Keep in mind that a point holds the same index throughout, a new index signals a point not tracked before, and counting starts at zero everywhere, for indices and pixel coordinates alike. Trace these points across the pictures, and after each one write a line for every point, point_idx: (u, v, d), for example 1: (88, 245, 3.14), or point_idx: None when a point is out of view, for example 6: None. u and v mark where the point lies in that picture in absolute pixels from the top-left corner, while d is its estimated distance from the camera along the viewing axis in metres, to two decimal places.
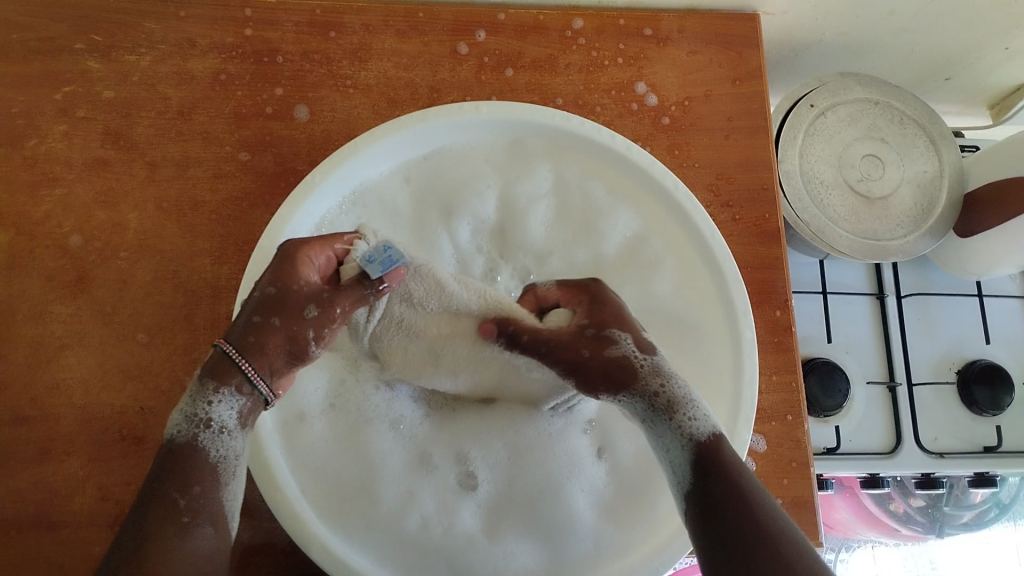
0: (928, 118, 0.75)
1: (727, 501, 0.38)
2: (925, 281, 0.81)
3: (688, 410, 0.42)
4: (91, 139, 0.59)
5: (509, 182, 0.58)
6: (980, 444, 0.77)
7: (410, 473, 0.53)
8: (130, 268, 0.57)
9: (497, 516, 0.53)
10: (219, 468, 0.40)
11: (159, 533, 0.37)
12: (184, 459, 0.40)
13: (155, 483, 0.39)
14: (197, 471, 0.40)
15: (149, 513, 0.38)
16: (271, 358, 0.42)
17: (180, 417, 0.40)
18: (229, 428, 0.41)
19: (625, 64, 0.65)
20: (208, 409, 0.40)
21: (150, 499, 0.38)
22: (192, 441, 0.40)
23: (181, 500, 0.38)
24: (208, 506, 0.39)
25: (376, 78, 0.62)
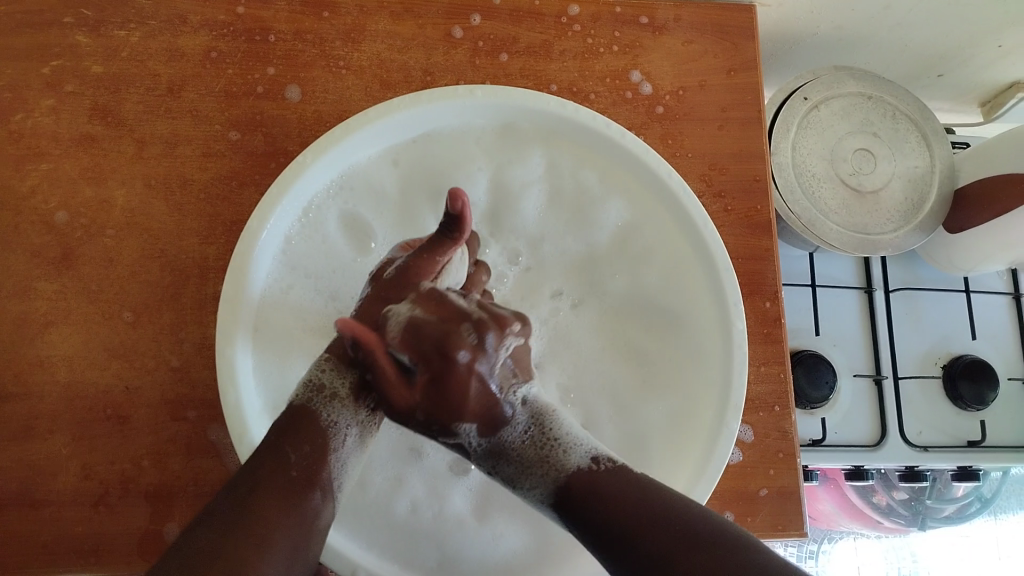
0: (921, 114, 0.75)
1: (585, 493, 0.40)
2: (913, 276, 0.82)
3: (563, 444, 0.42)
4: (79, 114, 0.59)
5: (500, 167, 0.57)
6: (963, 438, 0.78)
7: (399, 460, 0.53)
8: (116, 246, 0.57)
9: (485, 496, 0.54)
10: (330, 433, 0.43)
11: (270, 481, 0.41)
12: (301, 419, 0.43)
13: (278, 437, 0.43)
14: (309, 429, 0.43)
15: (262, 463, 0.41)
16: None
17: (300, 385, 0.45)
18: (343, 396, 0.44)
19: (620, 52, 0.64)
20: (324, 377, 0.45)
21: (269, 449, 0.42)
22: (306, 405, 0.44)
23: (291, 455, 0.42)
24: (318, 467, 0.42)
25: (369, 59, 0.61)
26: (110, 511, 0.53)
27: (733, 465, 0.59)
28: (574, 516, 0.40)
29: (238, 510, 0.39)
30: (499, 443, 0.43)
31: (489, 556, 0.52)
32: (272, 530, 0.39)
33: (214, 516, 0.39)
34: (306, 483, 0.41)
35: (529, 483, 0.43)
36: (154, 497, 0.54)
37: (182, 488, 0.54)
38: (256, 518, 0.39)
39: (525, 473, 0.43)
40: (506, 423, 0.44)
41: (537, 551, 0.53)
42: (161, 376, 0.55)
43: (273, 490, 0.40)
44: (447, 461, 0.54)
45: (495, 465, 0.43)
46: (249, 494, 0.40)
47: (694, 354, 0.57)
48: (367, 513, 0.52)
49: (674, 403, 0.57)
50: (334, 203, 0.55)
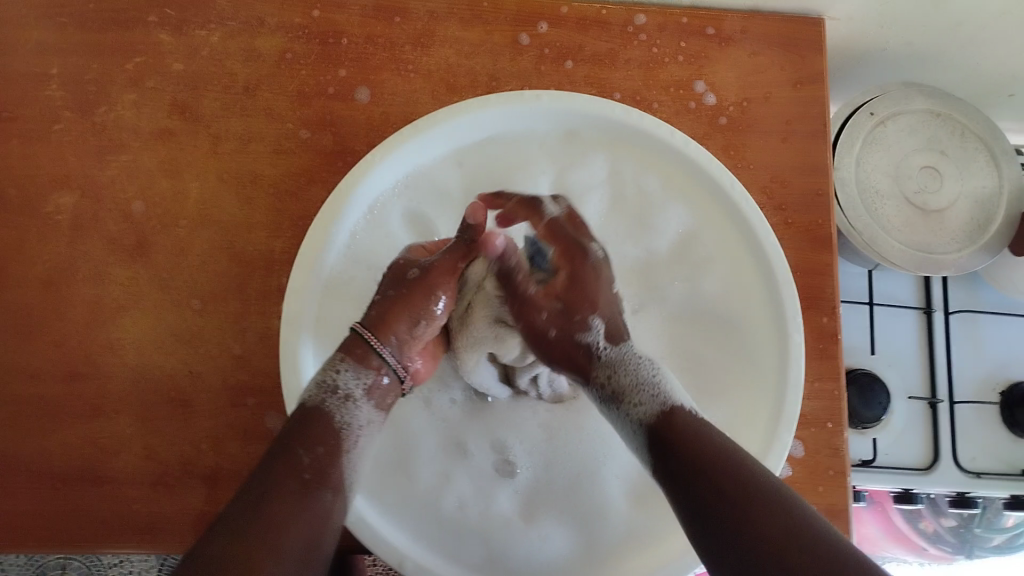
0: (991, 133, 0.73)
1: (687, 440, 0.41)
2: (975, 298, 0.80)
3: (636, 395, 0.44)
4: (159, 109, 0.61)
5: (565, 170, 0.58)
6: (1019, 467, 0.76)
7: (447, 456, 0.55)
8: (187, 237, 0.59)
9: (531, 496, 0.55)
10: (342, 434, 0.45)
11: (282, 485, 0.40)
12: (313, 419, 0.44)
13: (289, 437, 0.43)
14: (320, 428, 0.44)
15: (275, 466, 0.41)
16: (393, 326, 0.50)
17: (312, 383, 0.46)
18: (355, 397, 0.47)
19: (685, 63, 0.65)
20: (335, 377, 0.47)
21: (279, 451, 0.42)
22: (320, 404, 0.45)
23: (304, 455, 0.42)
24: (330, 468, 0.43)
25: (437, 64, 0.62)
26: (170, 492, 0.55)
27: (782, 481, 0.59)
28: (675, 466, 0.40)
29: (255, 510, 0.39)
30: (604, 387, 0.46)
31: (535, 557, 0.52)
32: (286, 526, 0.39)
33: (232, 514, 0.38)
34: (319, 484, 0.42)
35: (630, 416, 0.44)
36: (212, 481, 0.55)
37: (240, 474, 0.56)
38: (274, 515, 0.39)
39: (632, 396, 0.44)
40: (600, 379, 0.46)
41: (584, 554, 0.53)
42: (224, 364, 0.57)
43: (290, 489, 0.40)
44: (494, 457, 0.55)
45: (611, 374, 0.46)
46: (263, 492, 0.40)
47: (750, 364, 0.56)
48: (416, 505, 0.53)
49: (729, 413, 0.56)
50: (400, 201, 0.56)
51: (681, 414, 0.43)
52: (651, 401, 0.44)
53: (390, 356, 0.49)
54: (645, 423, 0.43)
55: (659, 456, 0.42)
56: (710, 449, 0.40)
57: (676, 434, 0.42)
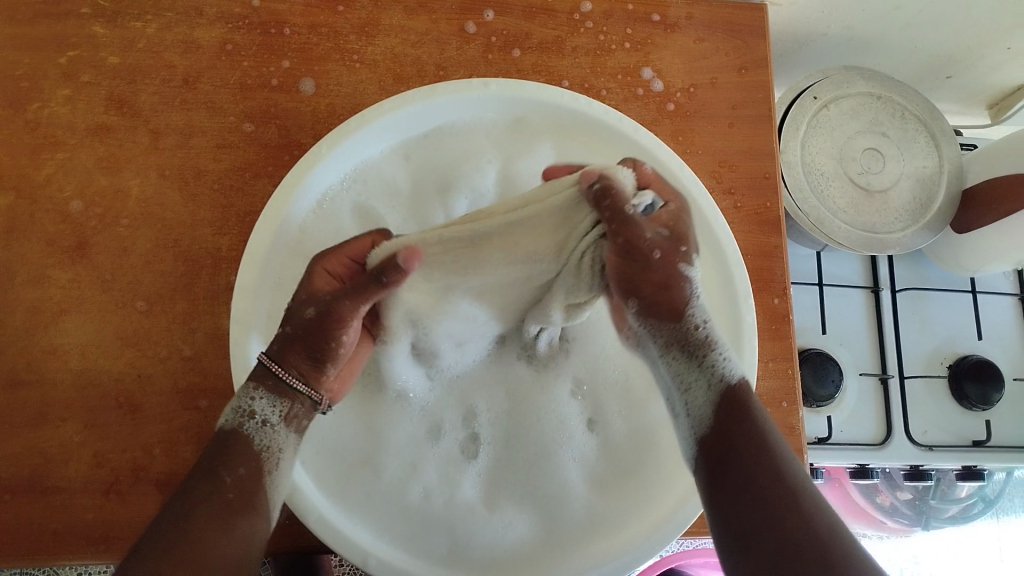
0: (929, 114, 0.75)
1: (742, 430, 0.42)
2: (920, 277, 0.82)
3: (718, 351, 0.45)
4: (95, 104, 0.59)
5: (512, 160, 0.57)
6: (968, 438, 0.78)
7: (413, 445, 0.54)
8: (130, 236, 0.57)
9: (495, 484, 0.55)
10: (262, 458, 0.43)
11: (205, 505, 0.40)
12: (234, 443, 0.43)
13: (213, 461, 0.42)
14: (241, 454, 0.43)
15: (195, 486, 0.41)
16: (295, 363, 0.45)
17: (229, 409, 0.44)
18: (273, 422, 0.44)
19: (632, 49, 0.65)
20: (250, 403, 0.44)
21: (200, 474, 0.42)
22: (237, 430, 0.43)
23: (226, 479, 0.42)
24: (252, 488, 0.42)
25: (383, 53, 0.62)
26: (121, 498, 0.54)
27: None
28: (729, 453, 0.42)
29: (171, 540, 0.39)
30: (694, 335, 0.45)
31: (498, 544, 0.52)
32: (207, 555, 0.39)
33: (150, 541, 0.39)
34: (240, 506, 0.42)
35: (707, 377, 0.44)
36: (164, 485, 0.54)
37: None
38: (194, 548, 0.39)
39: (689, 379, 0.45)
40: (694, 325, 0.45)
41: (547, 536, 0.53)
42: (173, 364, 0.56)
43: (210, 516, 0.40)
44: (459, 445, 0.55)
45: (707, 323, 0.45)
46: (182, 514, 0.40)
47: None
48: (379, 496, 0.52)
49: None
50: (349, 194, 0.55)
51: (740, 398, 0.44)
52: (725, 365, 0.45)
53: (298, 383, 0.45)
54: (720, 383, 0.44)
55: (713, 438, 0.43)
56: (768, 448, 0.42)
57: (736, 416, 0.43)
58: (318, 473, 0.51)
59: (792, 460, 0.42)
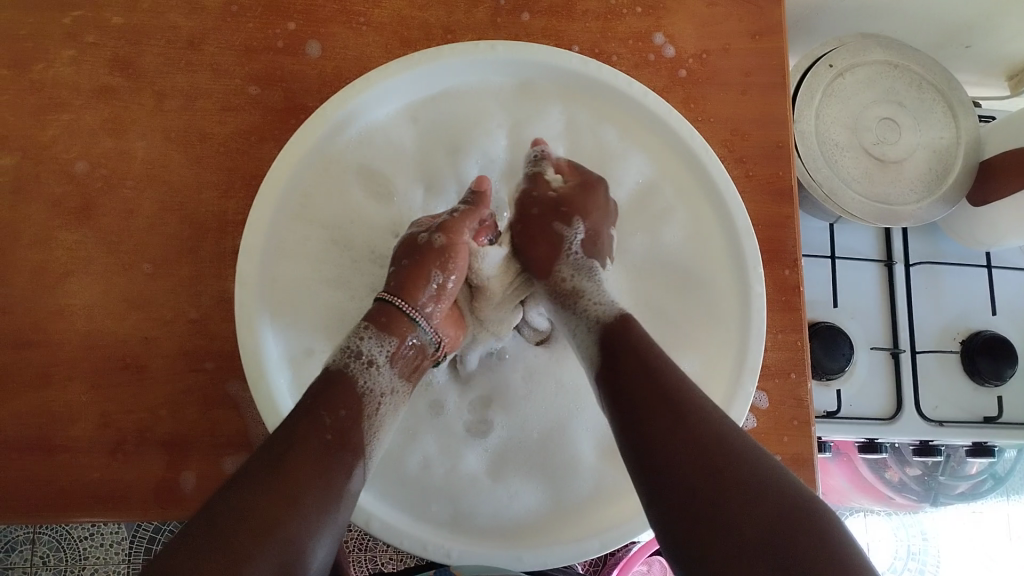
0: (949, 83, 0.73)
1: (631, 360, 0.42)
2: (935, 251, 0.81)
3: (592, 296, 0.48)
4: (99, 65, 0.58)
5: (521, 123, 0.56)
6: (980, 414, 0.77)
7: (415, 416, 0.53)
8: (135, 197, 0.57)
9: (503, 457, 0.53)
10: (365, 399, 0.44)
11: (306, 443, 0.39)
12: (336, 384, 0.44)
13: (315, 401, 0.42)
14: (347, 392, 0.43)
15: (298, 424, 0.40)
16: (419, 294, 0.48)
17: (336, 349, 0.46)
18: (378, 362, 0.46)
19: (644, 14, 0.64)
20: (359, 342, 0.46)
21: (302, 411, 0.41)
22: (343, 368, 0.44)
23: (326, 419, 0.41)
24: (351, 430, 0.42)
25: (390, 16, 0.61)
26: (127, 459, 0.54)
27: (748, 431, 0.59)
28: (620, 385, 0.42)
29: (276, 466, 0.38)
30: (563, 285, 0.49)
31: (502, 514, 0.51)
32: (312, 484, 0.38)
33: (253, 470, 0.38)
34: (341, 447, 0.41)
35: (585, 319, 0.47)
36: (169, 447, 0.54)
37: (200, 439, 0.54)
38: (298, 476, 0.38)
39: (586, 304, 0.47)
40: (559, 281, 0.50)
41: (553, 511, 0.52)
42: (178, 328, 0.55)
43: (313, 451, 0.39)
44: (465, 423, 0.53)
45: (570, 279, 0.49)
46: (285, 449, 0.39)
47: (713, 316, 0.56)
48: (382, 462, 0.52)
49: (697, 369, 0.55)
50: (350, 154, 0.54)
51: (628, 327, 0.45)
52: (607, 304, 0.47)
53: (424, 321, 0.49)
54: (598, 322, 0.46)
55: (604, 370, 0.44)
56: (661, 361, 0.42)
57: (624, 352, 0.43)
58: None
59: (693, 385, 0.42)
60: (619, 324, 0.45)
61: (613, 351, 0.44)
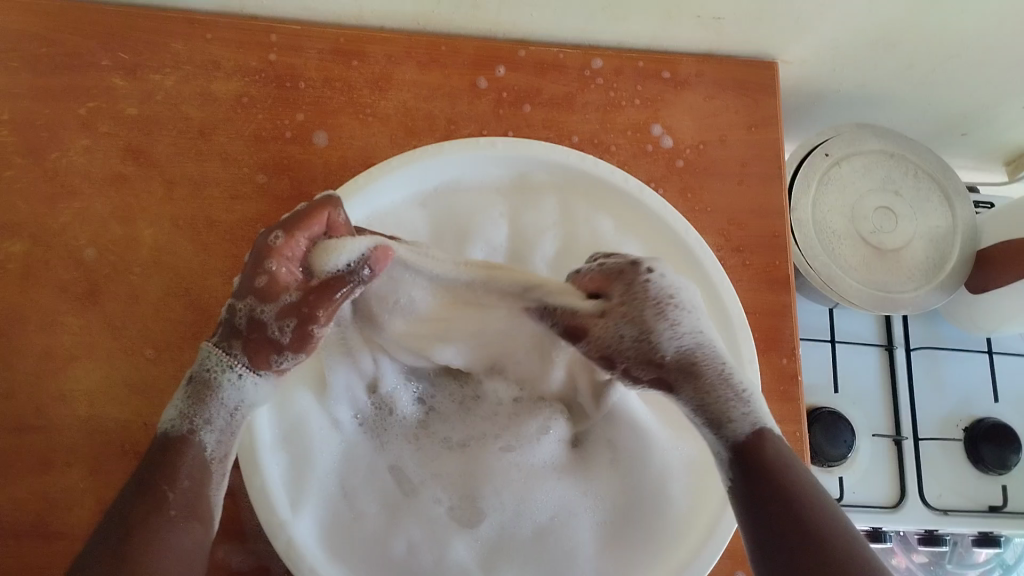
0: (943, 173, 0.75)
1: (761, 484, 0.39)
2: (935, 336, 0.81)
3: (735, 406, 0.42)
4: (112, 155, 0.60)
5: (521, 213, 0.58)
6: (985, 503, 0.77)
7: (393, 502, 0.54)
8: (141, 283, 0.58)
9: (493, 549, 0.54)
10: (211, 465, 0.43)
11: (145, 518, 0.39)
12: (178, 450, 0.42)
13: (153, 473, 0.41)
14: (188, 463, 0.42)
15: (135, 502, 0.39)
16: (258, 360, 0.44)
17: (174, 413, 0.43)
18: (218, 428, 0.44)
19: (642, 106, 0.65)
20: (203, 413, 0.43)
21: (138, 491, 0.40)
22: (185, 436, 0.42)
23: (169, 493, 0.40)
24: (196, 499, 0.41)
25: (395, 108, 0.63)
26: None
27: None
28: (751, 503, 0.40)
29: (118, 554, 0.37)
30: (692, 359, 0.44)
31: None
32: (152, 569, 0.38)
33: (93, 558, 0.37)
34: (183, 519, 0.40)
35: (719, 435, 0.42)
36: None
37: None
38: (141, 557, 0.38)
39: (715, 419, 0.42)
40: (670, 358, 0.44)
41: None
42: None
43: (153, 532, 0.39)
44: (453, 514, 0.54)
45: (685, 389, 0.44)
46: (121, 531, 0.38)
47: None
48: (365, 544, 0.52)
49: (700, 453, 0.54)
50: None
51: (758, 446, 0.41)
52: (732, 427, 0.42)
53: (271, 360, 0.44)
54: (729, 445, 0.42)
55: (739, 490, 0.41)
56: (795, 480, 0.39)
57: (755, 471, 0.40)
58: (323, 523, 0.51)
59: (833, 510, 0.38)
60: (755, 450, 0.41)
61: (747, 472, 0.40)
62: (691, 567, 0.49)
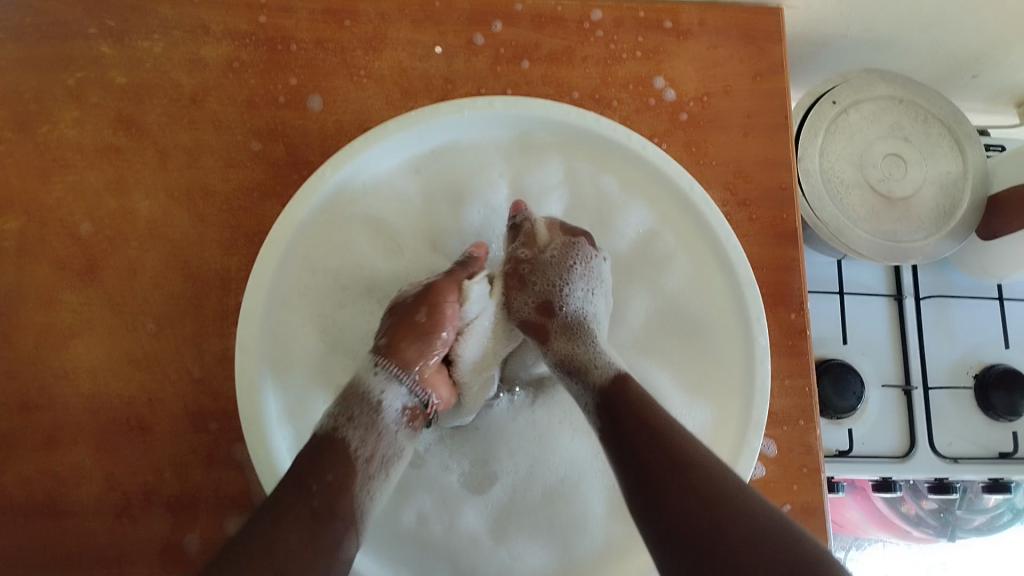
0: (955, 119, 0.72)
1: (632, 409, 0.45)
2: (945, 283, 0.80)
3: (597, 360, 0.50)
4: (103, 126, 0.59)
5: (522, 175, 0.58)
6: (995, 451, 0.76)
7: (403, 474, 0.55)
8: (139, 257, 0.57)
9: (505, 515, 0.55)
10: (353, 461, 0.46)
11: (294, 507, 0.41)
12: (326, 447, 0.45)
13: (304, 461, 0.44)
14: (335, 454, 0.45)
15: (283, 489, 0.42)
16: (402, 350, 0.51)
17: (326, 418, 0.48)
18: (363, 434, 0.47)
19: (643, 58, 0.63)
20: (353, 414, 0.47)
21: (290, 480, 0.43)
22: (333, 434, 0.46)
23: (313, 486, 0.43)
24: (338, 499, 0.43)
25: (390, 68, 0.61)
26: (132, 521, 0.54)
27: (755, 481, 0.59)
28: (618, 427, 0.45)
29: (269, 539, 0.39)
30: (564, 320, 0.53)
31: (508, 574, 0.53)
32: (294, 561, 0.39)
33: (243, 537, 0.40)
34: (327, 514, 0.42)
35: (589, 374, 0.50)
36: (175, 506, 0.54)
37: (204, 499, 0.55)
38: (291, 545, 0.39)
39: (593, 357, 0.51)
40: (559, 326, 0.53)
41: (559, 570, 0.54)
42: (182, 387, 0.56)
43: (300, 522, 0.41)
44: (464, 480, 0.55)
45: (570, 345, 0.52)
46: (273, 516, 0.41)
47: (718, 360, 0.56)
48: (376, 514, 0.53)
49: (709, 414, 0.56)
50: (359, 206, 0.56)
51: (633, 384, 0.48)
52: (605, 365, 0.50)
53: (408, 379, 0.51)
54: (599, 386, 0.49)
55: (606, 422, 0.46)
56: (658, 415, 0.45)
57: (622, 406, 0.46)
58: None
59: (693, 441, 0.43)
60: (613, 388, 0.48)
61: (615, 408, 0.46)
62: None
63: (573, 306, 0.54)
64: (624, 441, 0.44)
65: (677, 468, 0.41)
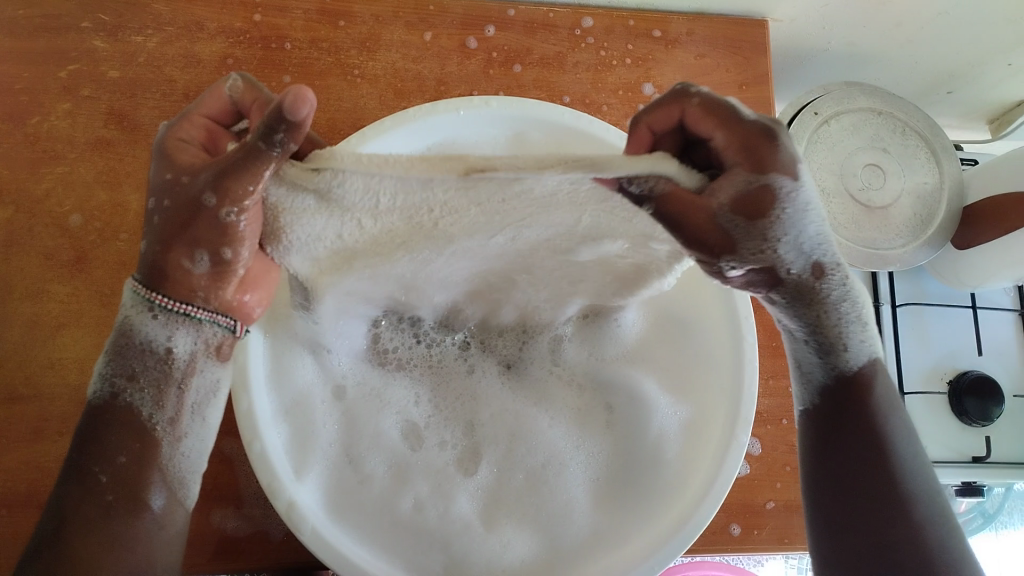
0: (931, 130, 0.75)
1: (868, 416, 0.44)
2: (921, 291, 0.82)
3: (850, 340, 0.44)
4: (95, 119, 0.59)
5: None
6: (969, 454, 0.78)
7: (400, 457, 0.54)
8: (129, 249, 0.57)
9: (492, 504, 0.54)
10: (150, 427, 0.41)
11: (81, 512, 0.39)
12: (107, 420, 0.40)
13: (86, 448, 0.40)
14: (121, 426, 0.40)
15: (68, 493, 0.39)
16: (182, 280, 0.41)
17: (101, 377, 0.41)
18: (144, 400, 0.41)
19: (633, 65, 0.65)
20: (134, 365, 0.41)
21: (73, 477, 0.39)
22: (113, 401, 0.41)
23: (101, 477, 0.39)
24: (137, 479, 0.40)
25: (384, 68, 0.62)
26: None
27: (741, 479, 0.60)
28: (845, 427, 0.44)
29: (57, 553, 0.38)
30: (803, 284, 0.41)
31: (497, 561, 0.51)
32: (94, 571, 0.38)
33: (33, 553, 0.38)
34: (125, 504, 0.39)
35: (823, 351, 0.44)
36: None
37: None
38: (84, 555, 0.38)
39: (834, 347, 0.44)
40: (802, 309, 0.43)
41: (547, 557, 0.52)
42: None
43: (91, 524, 0.38)
44: (455, 462, 0.55)
45: (799, 310, 0.43)
46: (59, 525, 0.38)
47: (707, 360, 0.55)
48: (372, 505, 0.51)
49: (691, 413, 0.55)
50: None
51: (869, 381, 0.44)
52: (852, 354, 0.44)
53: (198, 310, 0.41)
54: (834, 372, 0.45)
55: (831, 407, 0.45)
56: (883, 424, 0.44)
57: (853, 398, 0.44)
58: (325, 486, 0.50)
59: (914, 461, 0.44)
60: (862, 374, 0.44)
61: (848, 401, 0.44)
62: (679, 534, 0.49)
63: (803, 269, 0.41)
64: (848, 443, 0.44)
65: (878, 463, 0.43)
